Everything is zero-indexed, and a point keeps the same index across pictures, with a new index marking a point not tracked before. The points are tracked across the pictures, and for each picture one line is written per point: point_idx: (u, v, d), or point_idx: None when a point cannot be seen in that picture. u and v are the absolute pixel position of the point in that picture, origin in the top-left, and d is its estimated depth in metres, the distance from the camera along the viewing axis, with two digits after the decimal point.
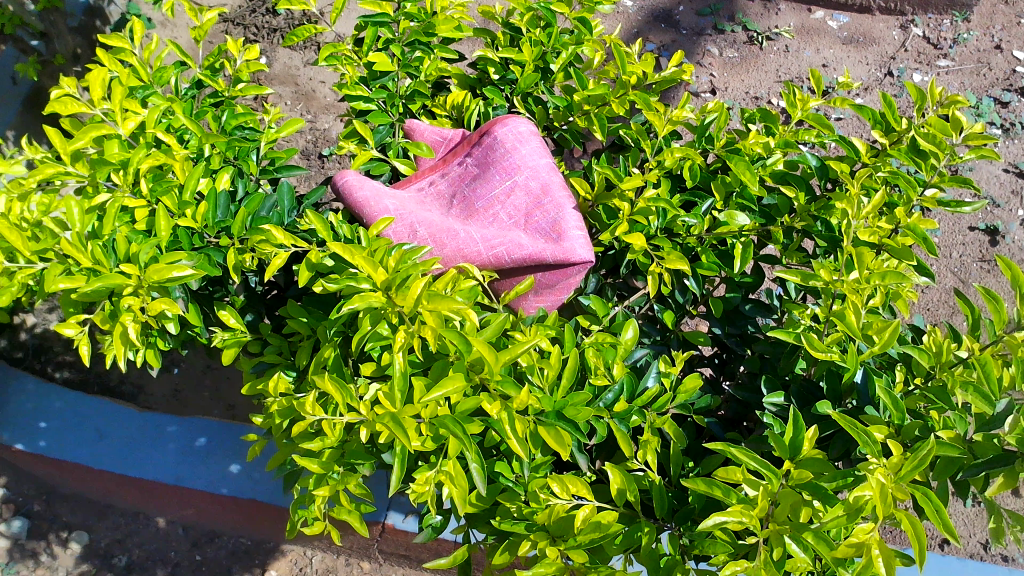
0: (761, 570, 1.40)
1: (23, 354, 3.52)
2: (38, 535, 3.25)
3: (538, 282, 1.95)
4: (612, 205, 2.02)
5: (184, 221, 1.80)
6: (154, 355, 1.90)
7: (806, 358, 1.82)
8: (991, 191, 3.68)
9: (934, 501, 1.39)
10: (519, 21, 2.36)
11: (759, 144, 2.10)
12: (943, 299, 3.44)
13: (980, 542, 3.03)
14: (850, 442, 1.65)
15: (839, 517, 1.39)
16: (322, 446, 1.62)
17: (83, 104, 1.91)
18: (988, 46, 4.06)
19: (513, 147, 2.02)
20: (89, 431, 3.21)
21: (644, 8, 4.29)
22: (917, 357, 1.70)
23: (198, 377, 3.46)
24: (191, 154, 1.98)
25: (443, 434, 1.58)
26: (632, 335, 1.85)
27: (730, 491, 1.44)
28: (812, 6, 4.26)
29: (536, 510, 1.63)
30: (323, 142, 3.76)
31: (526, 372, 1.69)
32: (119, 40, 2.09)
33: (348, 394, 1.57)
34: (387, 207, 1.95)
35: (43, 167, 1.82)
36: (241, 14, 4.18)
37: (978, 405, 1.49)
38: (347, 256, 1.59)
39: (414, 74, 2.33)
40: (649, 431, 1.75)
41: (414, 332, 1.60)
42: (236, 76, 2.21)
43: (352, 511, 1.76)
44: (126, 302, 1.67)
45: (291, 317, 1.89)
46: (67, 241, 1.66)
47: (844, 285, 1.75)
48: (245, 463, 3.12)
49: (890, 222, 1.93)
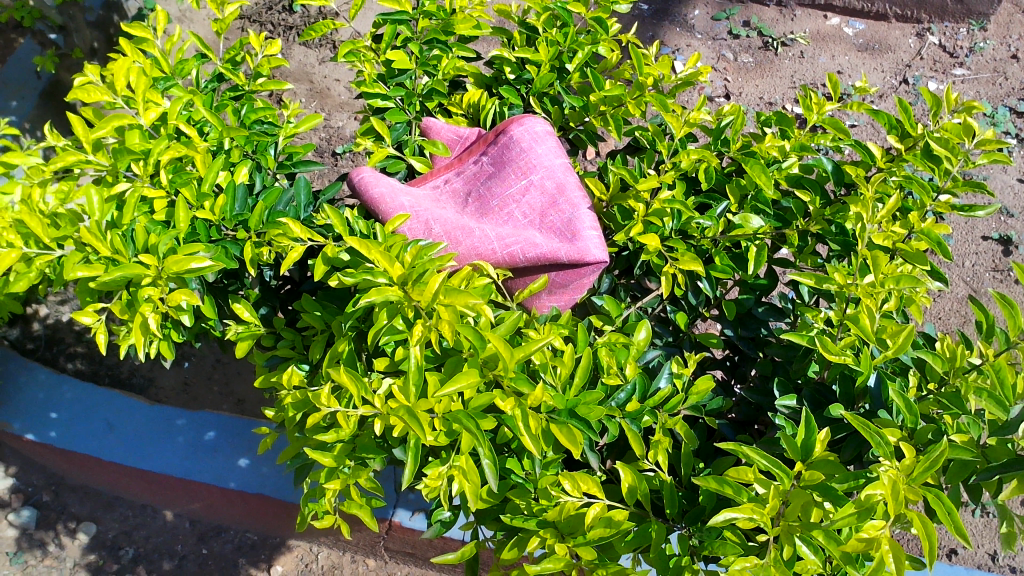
0: (772, 569, 1.41)
1: (36, 344, 3.55)
2: (47, 525, 3.27)
3: (552, 281, 1.95)
4: (628, 206, 2.03)
5: (203, 214, 1.81)
6: (168, 346, 1.91)
7: (820, 362, 1.82)
8: (1006, 201, 3.67)
9: (946, 504, 1.39)
10: (536, 21, 2.37)
11: (774, 147, 2.09)
12: (956, 308, 3.43)
13: (988, 552, 3.02)
14: (862, 445, 1.64)
15: (850, 516, 1.40)
16: (336, 439, 1.64)
17: (105, 93, 1.93)
18: (1004, 55, 4.04)
19: (529, 147, 2.02)
20: (99, 422, 3.22)
21: (660, 12, 4.31)
22: (930, 363, 1.69)
23: (208, 371, 3.48)
24: (210, 147, 1.99)
25: (456, 429, 1.60)
26: (645, 336, 1.85)
27: (741, 490, 1.44)
28: (828, 13, 4.26)
29: (546, 506, 1.64)
30: (337, 140, 3.77)
31: (539, 370, 1.70)
32: (141, 31, 2.11)
33: (362, 387, 1.59)
34: (403, 204, 1.96)
35: (64, 155, 1.84)
36: (259, 11, 4.20)
37: (992, 411, 1.51)
38: (364, 250, 1.61)
39: (432, 72, 2.32)
40: (661, 431, 1.76)
41: (431, 325, 1.61)
42: (256, 71, 2.23)
43: (363, 505, 1.76)
44: (145, 292, 1.68)
45: (306, 311, 1.90)
46: (86, 230, 1.68)
47: (859, 289, 1.75)
48: (254, 457, 3.13)
49: (904, 227, 1.92)
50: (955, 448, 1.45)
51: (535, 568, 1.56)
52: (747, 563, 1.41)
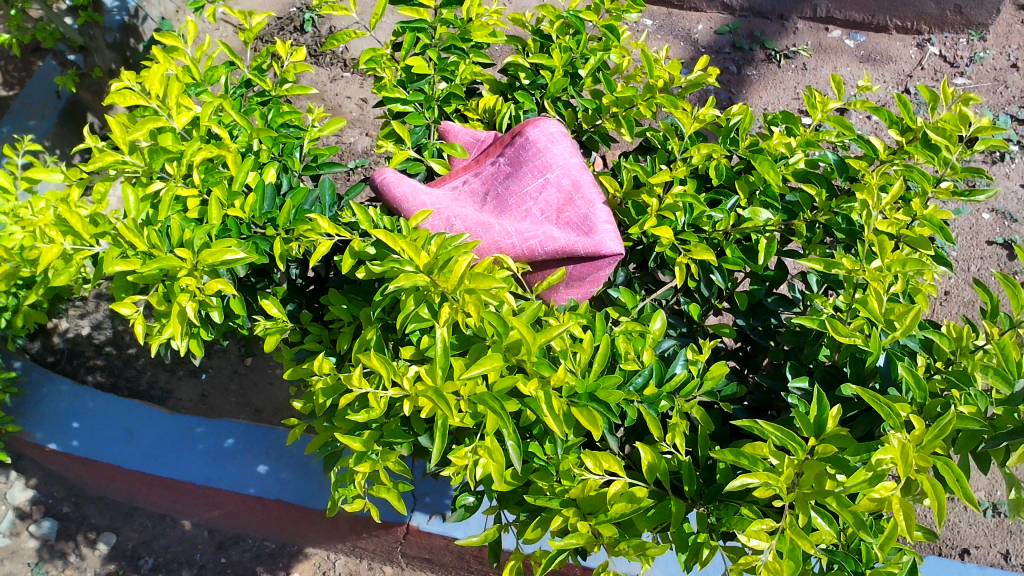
0: (788, 532, 1.48)
1: (57, 357, 3.62)
2: (67, 535, 3.32)
3: (569, 274, 2.01)
4: (641, 201, 2.12)
5: (234, 212, 1.90)
6: (198, 344, 1.98)
7: (830, 345, 1.88)
8: (1009, 206, 3.74)
9: (956, 472, 1.46)
10: (549, 29, 2.46)
11: (782, 144, 2.17)
12: (962, 310, 3.48)
13: (1000, 552, 3.04)
14: (873, 422, 1.71)
15: (863, 481, 1.46)
16: (369, 419, 1.70)
17: (138, 98, 2.03)
18: (1005, 65, 4.13)
19: (545, 147, 2.09)
20: (119, 431, 3.27)
21: (664, 28, 4.42)
22: (937, 343, 1.77)
23: (226, 381, 3.53)
24: (240, 149, 2.08)
25: (481, 410, 1.66)
26: (661, 325, 1.90)
27: (757, 461, 1.51)
28: (830, 26, 4.35)
29: (569, 486, 1.71)
30: (349, 155, 3.86)
31: (560, 356, 1.76)
32: (172, 42, 2.20)
33: (392, 368, 1.66)
34: (424, 202, 2.03)
35: (102, 156, 1.92)
36: (271, 32, 4.31)
37: (997, 385, 1.59)
38: (391, 241, 1.68)
39: (449, 77, 2.43)
40: (678, 415, 1.82)
41: (458, 308, 1.70)
42: (282, 77, 2.31)
43: (391, 489, 1.82)
44: (183, 283, 1.76)
45: (332, 305, 1.97)
46: (125, 226, 1.76)
47: (867, 273, 1.82)
48: (272, 463, 3.17)
49: (908, 215, 1.99)
50: (963, 418, 1.52)
51: (558, 545, 1.63)
52: (766, 525, 1.47)
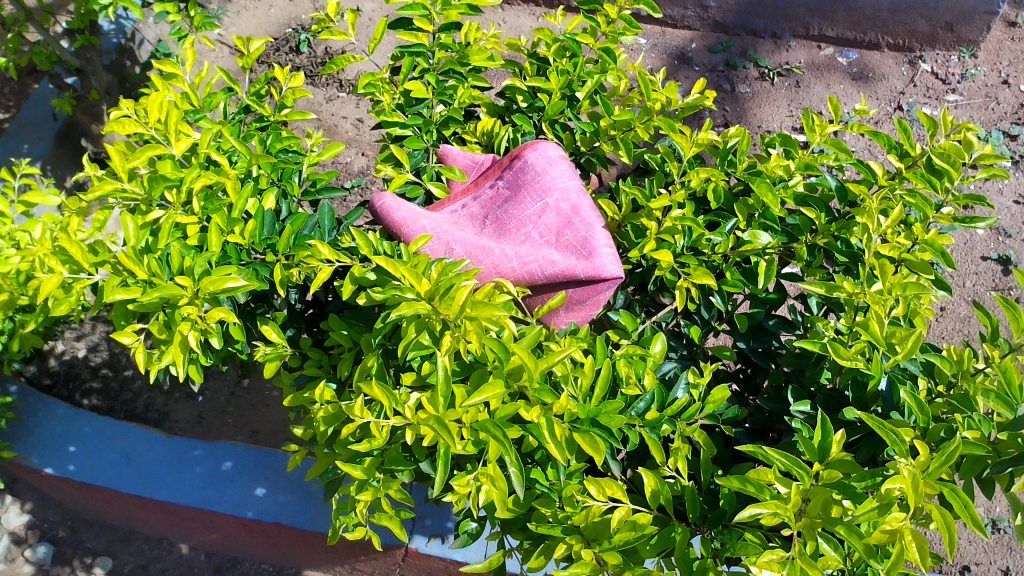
0: (798, 560, 1.47)
1: (52, 380, 3.58)
2: (63, 560, 3.29)
3: (569, 298, 2.01)
4: (641, 224, 2.14)
5: (233, 238, 1.89)
6: (197, 370, 1.97)
7: (831, 368, 1.89)
8: (1003, 222, 3.77)
9: (962, 497, 1.45)
10: (546, 52, 2.48)
11: (779, 167, 2.20)
12: (959, 328, 3.51)
13: (1001, 568, 3.04)
14: (876, 445, 1.72)
15: (872, 510, 1.44)
16: (370, 448, 1.69)
17: (137, 125, 2.03)
18: (996, 81, 4.17)
19: (543, 170, 2.10)
20: (117, 455, 3.23)
21: (658, 46, 4.43)
22: (939, 366, 1.78)
23: (223, 404, 3.51)
24: (240, 175, 2.08)
25: (483, 438, 1.65)
26: (661, 348, 1.90)
27: (763, 487, 1.51)
28: (822, 43, 4.39)
29: (571, 513, 1.69)
30: (346, 176, 3.88)
31: (561, 381, 1.76)
32: (171, 68, 2.21)
33: (393, 398, 1.66)
34: (423, 226, 2.02)
35: (102, 183, 1.91)
36: (266, 52, 4.32)
37: (999, 409, 1.57)
38: (392, 268, 1.66)
39: (448, 101, 2.43)
40: (679, 439, 1.82)
41: (459, 336, 1.68)
42: (281, 102, 2.32)
43: (393, 517, 1.81)
44: (184, 310, 1.76)
45: (333, 331, 1.97)
46: (125, 254, 1.75)
47: (866, 296, 1.82)
48: (270, 486, 3.15)
49: (908, 238, 1.99)
50: (968, 443, 1.50)
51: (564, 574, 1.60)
52: (774, 556, 1.46)
